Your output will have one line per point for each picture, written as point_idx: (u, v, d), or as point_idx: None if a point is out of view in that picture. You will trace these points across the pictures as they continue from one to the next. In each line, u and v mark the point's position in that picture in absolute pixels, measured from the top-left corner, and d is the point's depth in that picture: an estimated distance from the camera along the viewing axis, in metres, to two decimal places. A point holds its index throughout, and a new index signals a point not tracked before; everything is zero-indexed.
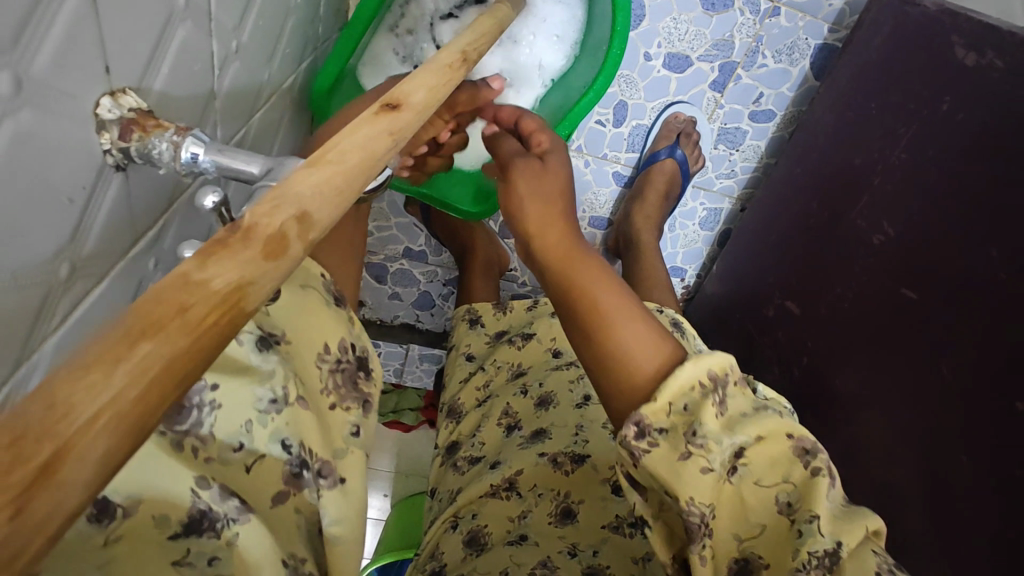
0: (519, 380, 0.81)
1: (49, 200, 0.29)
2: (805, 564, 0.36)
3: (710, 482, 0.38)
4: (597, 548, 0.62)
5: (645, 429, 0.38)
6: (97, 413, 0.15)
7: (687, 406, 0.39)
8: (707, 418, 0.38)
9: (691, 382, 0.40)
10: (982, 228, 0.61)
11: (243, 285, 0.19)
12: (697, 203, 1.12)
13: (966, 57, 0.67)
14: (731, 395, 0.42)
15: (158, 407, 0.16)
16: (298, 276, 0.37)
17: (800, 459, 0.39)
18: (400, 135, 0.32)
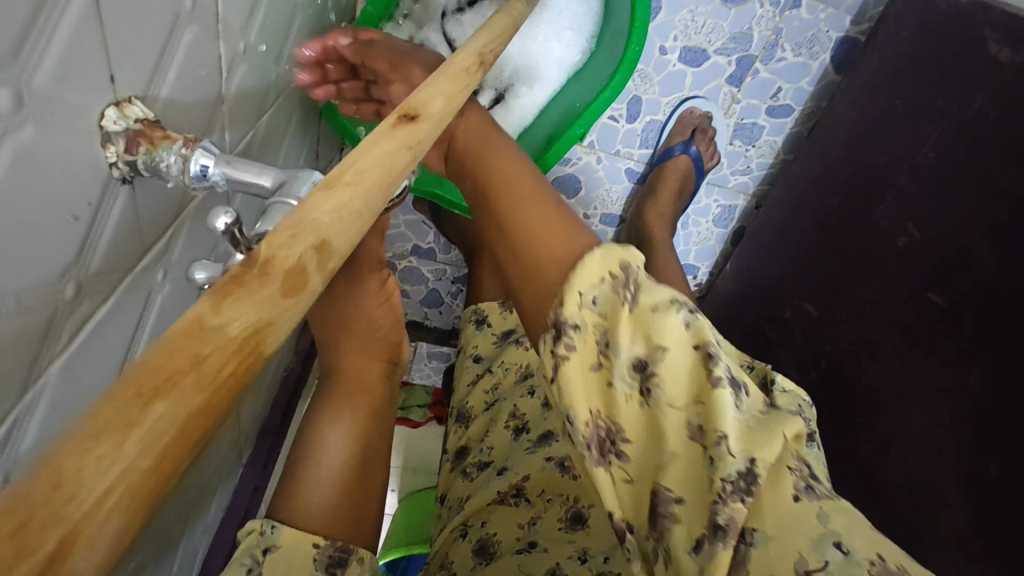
0: (526, 382, 0.79)
1: (55, 219, 0.28)
2: (720, 494, 0.32)
3: (619, 397, 0.35)
4: (608, 554, 0.57)
5: (565, 331, 0.36)
6: (107, 490, 0.13)
7: (594, 302, 0.36)
8: (620, 324, 0.35)
9: (595, 278, 0.36)
10: (1015, 232, 0.59)
11: (261, 327, 0.18)
12: (711, 200, 1.10)
13: (1000, 53, 0.65)
14: (645, 293, 0.36)
15: (172, 473, 0.15)
16: (279, 559, 0.44)
17: (712, 370, 0.33)
18: (419, 148, 0.31)
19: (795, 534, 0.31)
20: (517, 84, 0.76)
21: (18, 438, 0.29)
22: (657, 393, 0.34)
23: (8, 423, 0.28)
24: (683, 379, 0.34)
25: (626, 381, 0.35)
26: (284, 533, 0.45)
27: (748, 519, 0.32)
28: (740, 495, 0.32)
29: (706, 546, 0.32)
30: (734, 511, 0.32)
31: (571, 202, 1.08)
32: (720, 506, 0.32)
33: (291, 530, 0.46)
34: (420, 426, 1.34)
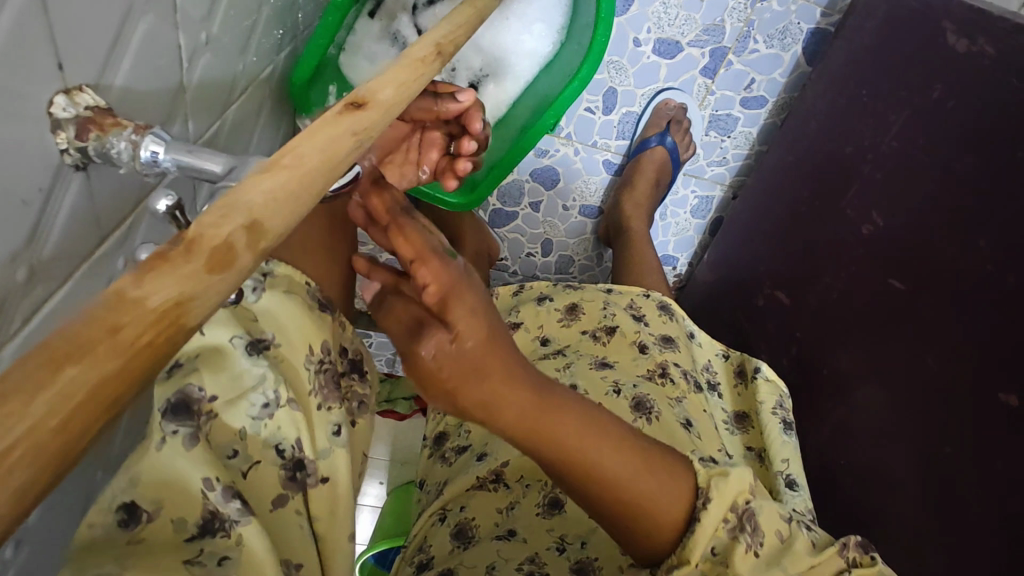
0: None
1: (4, 203, 0.28)
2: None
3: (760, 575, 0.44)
4: (585, 539, 0.62)
5: None
6: (12, 445, 0.14)
7: (714, 550, 0.44)
8: (738, 562, 0.43)
9: (716, 524, 0.44)
10: (970, 218, 0.61)
11: (183, 300, 0.19)
12: (688, 190, 1.12)
13: (958, 43, 0.66)
14: (761, 514, 0.46)
15: (84, 434, 0.16)
16: (279, 282, 0.46)
17: (845, 557, 0.46)
18: (365, 135, 0.31)
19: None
20: (488, 78, 0.77)
21: None
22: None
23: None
24: None
25: None
26: (282, 266, 0.47)
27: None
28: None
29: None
30: None
31: (550, 193, 1.09)
32: None
33: (287, 267, 0.48)
34: (405, 419, 1.35)
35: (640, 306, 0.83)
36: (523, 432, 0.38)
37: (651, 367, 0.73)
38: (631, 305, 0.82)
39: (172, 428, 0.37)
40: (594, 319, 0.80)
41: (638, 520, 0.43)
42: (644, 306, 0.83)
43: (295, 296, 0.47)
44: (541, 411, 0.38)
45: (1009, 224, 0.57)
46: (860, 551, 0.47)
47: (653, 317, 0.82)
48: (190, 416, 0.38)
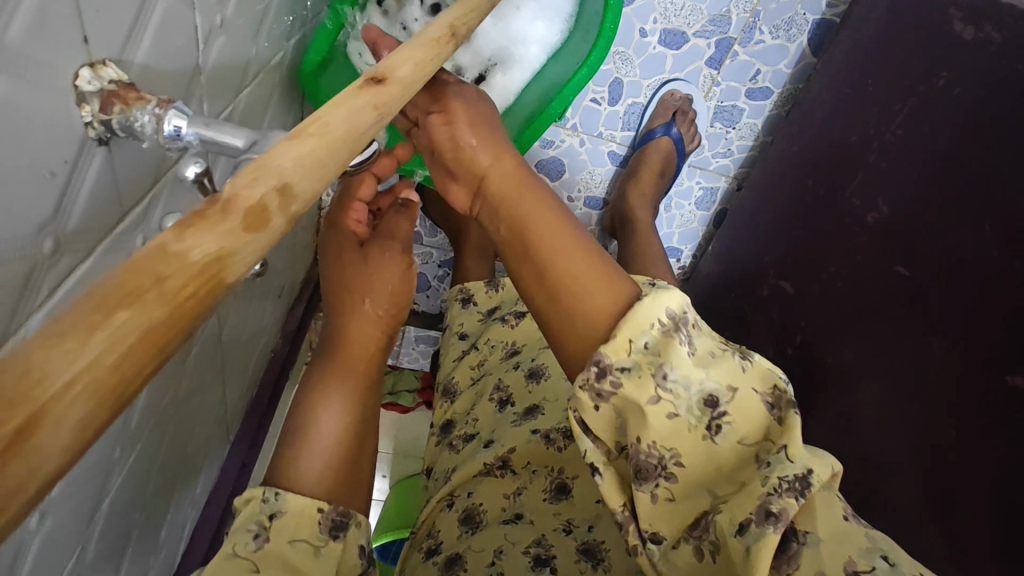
0: (512, 361, 0.80)
1: (32, 174, 0.29)
2: (776, 489, 0.34)
3: (678, 424, 0.37)
4: (591, 523, 0.62)
5: (607, 369, 0.38)
6: (72, 380, 0.15)
7: (648, 345, 0.38)
8: (670, 359, 0.37)
9: (646, 325, 0.38)
10: (976, 204, 0.61)
11: (222, 256, 0.19)
12: (693, 182, 1.12)
13: (965, 31, 0.66)
14: (695, 336, 0.39)
15: (135, 377, 0.16)
16: (283, 527, 0.48)
17: (773, 414, 0.37)
18: (385, 110, 0.32)
19: (844, 546, 0.34)
20: (495, 66, 0.77)
21: None
22: (723, 426, 0.37)
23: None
24: (738, 407, 0.37)
25: (694, 415, 0.37)
26: (286, 498, 0.49)
27: (796, 524, 0.35)
28: (795, 501, 0.34)
29: (751, 529, 0.34)
30: (789, 505, 0.34)
31: (555, 184, 1.09)
32: (775, 497, 0.34)
33: None
34: (409, 412, 1.35)
35: None
36: (505, 198, 0.46)
37: None
38: None
39: None
40: None
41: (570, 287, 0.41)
42: None
43: (300, 536, 0.48)
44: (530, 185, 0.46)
45: (1014, 209, 0.57)
46: (784, 404, 0.37)
47: None
48: None
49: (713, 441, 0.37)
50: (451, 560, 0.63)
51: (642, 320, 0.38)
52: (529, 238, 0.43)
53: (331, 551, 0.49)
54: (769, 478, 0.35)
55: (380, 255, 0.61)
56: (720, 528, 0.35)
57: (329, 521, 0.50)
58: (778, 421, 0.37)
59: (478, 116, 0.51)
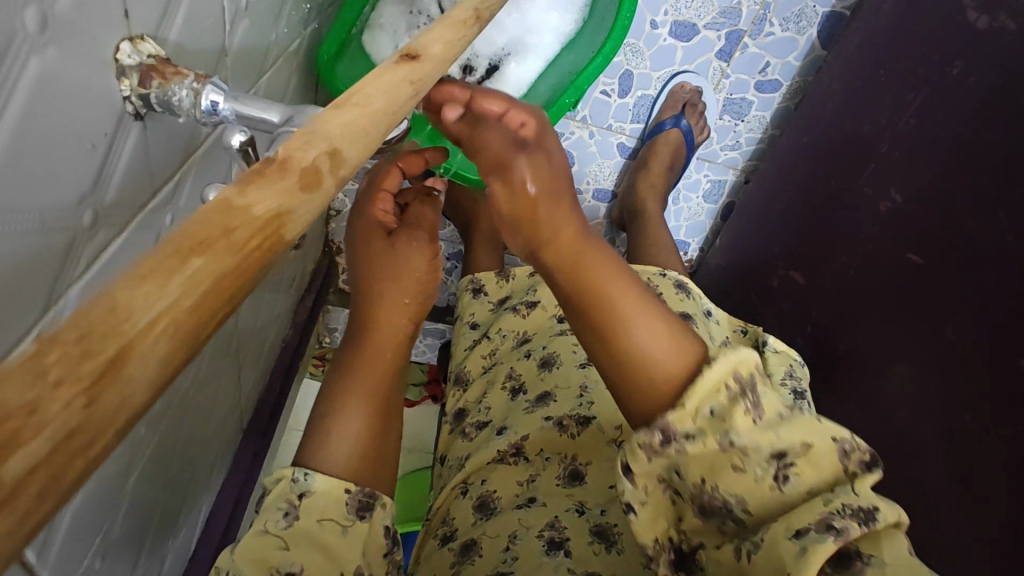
0: (524, 350, 0.80)
1: (75, 145, 0.29)
2: (838, 509, 0.36)
3: (745, 480, 0.39)
4: (605, 507, 0.61)
5: (671, 435, 0.39)
6: (154, 319, 0.15)
7: (712, 412, 0.40)
8: (738, 423, 0.39)
9: (715, 386, 0.40)
10: (990, 191, 0.61)
11: (282, 213, 0.20)
12: (701, 175, 1.13)
13: (978, 21, 0.67)
14: (763, 394, 0.41)
15: (208, 321, 0.17)
16: (312, 507, 0.49)
17: (843, 465, 0.39)
18: (420, 85, 0.32)
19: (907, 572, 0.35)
20: (508, 57, 0.77)
21: None
22: (791, 476, 0.38)
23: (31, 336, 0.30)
24: (808, 464, 0.38)
25: (763, 468, 0.38)
26: (316, 481, 0.50)
27: (861, 546, 0.36)
28: (859, 526, 0.36)
29: (809, 533, 0.36)
30: (849, 525, 0.36)
31: None
32: (837, 514, 0.36)
33: None
34: (416, 405, 1.35)
35: (657, 284, 0.83)
36: (568, 258, 0.45)
37: None
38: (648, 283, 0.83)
39: None
40: None
41: (629, 351, 0.42)
42: (661, 283, 0.84)
43: (327, 516, 0.49)
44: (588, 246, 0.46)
45: None
46: (863, 466, 0.39)
47: (670, 294, 0.82)
48: None
49: (780, 490, 0.38)
50: (465, 547, 0.62)
51: (709, 388, 0.40)
52: (589, 287, 0.44)
53: (357, 532, 0.50)
54: (833, 501, 0.37)
55: (408, 247, 0.59)
56: (773, 536, 0.37)
57: (357, 503, 0.51)
58: (846, 476, 0.38)
59: (540, 158, 0.48)
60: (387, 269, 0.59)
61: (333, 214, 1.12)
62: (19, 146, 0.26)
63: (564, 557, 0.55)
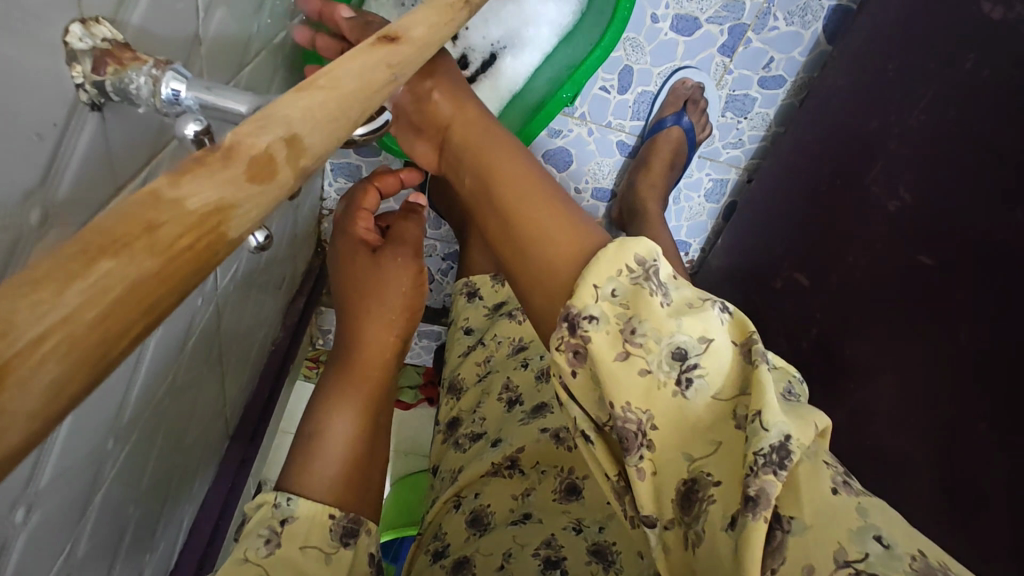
0: (522, 358, 0.77)
1: (16, 136, 0.26)
2: (751, 466, 0.31)
3: (649, 382, 0.35)
4: (603, 524, 0.57)
5: (575, 326, 0.36)
6: (43, 334, 0.13)
7: (613, 296, 0.36)
8: (640, 314, 0.35)
9: (611, 274, 0.36)
10: (1004, 189, 0.59)
11: (223, 207, 0.17)
12: (702, 173, 1.10)
13: (993, 11, 0.64)
14: (671, 289, 0.37)
15: (122, 333, 0.14)
16: (295, 531, 0.49)
17: (758, 364, 0.34)
18: (398, 70, 0.29)
19: (831, 527, 0.30)
20: (504, 50, 0.75)
21: None
22: (697, 378, 0.34)
23: None
24: (718, 382, 0.34)
25: (663, 371, 0.34)
26: (301, 505, 0.50)
27: (782, 509, 0.31)
28: (781, 476, 0.31)
29: (742, 519, 0.31)
30: (767, 482, 0.31)
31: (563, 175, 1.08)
32: (751, 476, 0.31)
33: None
34: (411, 408, 1.33)
35: None
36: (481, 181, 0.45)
37: None
38: None
39: None
40: None
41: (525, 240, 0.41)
42: None
43: (310, 540, 0.49)
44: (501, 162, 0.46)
45: None
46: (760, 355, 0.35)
47: None
48: None
49: (684, 397, 0.34)
50: (457, 564, 0.59)
51: (607, 269, 0.36)
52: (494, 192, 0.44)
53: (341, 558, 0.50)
54: (758, 442, 0.32)
55: (393, 262, 0.58)
56: (708, 514, 0.33)
57: (339, 530, 0.51)
58: (751, 375, 0.34)
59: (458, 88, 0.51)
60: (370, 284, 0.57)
61: (326, 212, 1.10)
62: None
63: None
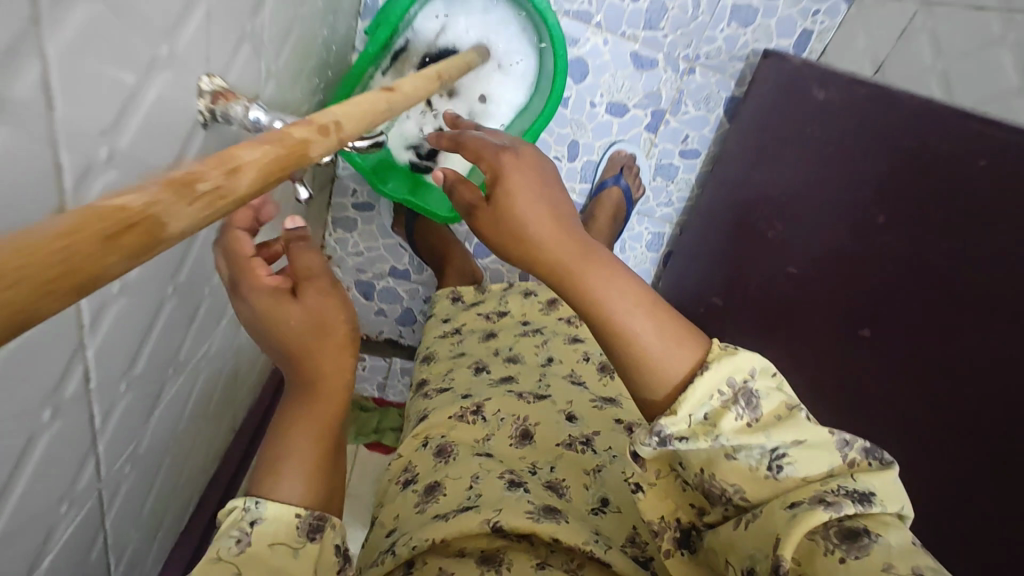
0: (489, 343, 0.81)
1: (171, 132, 0.46)
2: (831, 489, 0.39)
3: (740, 468, 0.42)
4: (553, 463, 0.59)
5: (666, 436, 0.43)
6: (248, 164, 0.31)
7: (705, 416, 0.43)
8: (727, 426, 0.42)
9: (709, 391, 0.43)
10: (834, 210, 0.80)
11: (308, 140, 0.36)
12: (642, 227, 1.31)
13: (821, 93, 0.90)
14: (761, 397, 0.44)
15: (272, 175, 0.33)
16: (265, 531, 0.40)
17: (842, 455, 0.41)
18: (393, 105, 0.50)
19: (908, 551, 0.36)
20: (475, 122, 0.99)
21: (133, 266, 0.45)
22: (786, 465, 0.41)
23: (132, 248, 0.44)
24: (806, 456, 0.41)
25: (754, 454, 0.42)
26: (268, 507, 0.40)
27: (868, 526, 0.38)
28: (853, 504, 0.38)
29: (801, 505, 0.39)
30: (842, 506, 0.38)
31: None
32: (830, 493, 0.39)
33: None
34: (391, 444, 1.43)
35: None
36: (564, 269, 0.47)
37: None
38: None
39: None
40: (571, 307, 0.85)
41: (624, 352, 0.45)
42: None
43: (281, 540, 0.40)
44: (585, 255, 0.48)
45: (858, 213, 0.76)
46: (862, 454, 0.41)
47: None
48: None
49: (775, 478, 0.41)
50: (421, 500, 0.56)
51: (700, 397, 0.43)
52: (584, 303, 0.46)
53: (309, 554, 0.40)
54: (828, 483, 0.40)
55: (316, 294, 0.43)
56: (771, 508, 0.40)
57: (308, 527, 0.41)
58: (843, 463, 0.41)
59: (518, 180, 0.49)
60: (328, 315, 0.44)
61: None
62: (147, 124, 0.42)
63: (523, 493, 0.53)
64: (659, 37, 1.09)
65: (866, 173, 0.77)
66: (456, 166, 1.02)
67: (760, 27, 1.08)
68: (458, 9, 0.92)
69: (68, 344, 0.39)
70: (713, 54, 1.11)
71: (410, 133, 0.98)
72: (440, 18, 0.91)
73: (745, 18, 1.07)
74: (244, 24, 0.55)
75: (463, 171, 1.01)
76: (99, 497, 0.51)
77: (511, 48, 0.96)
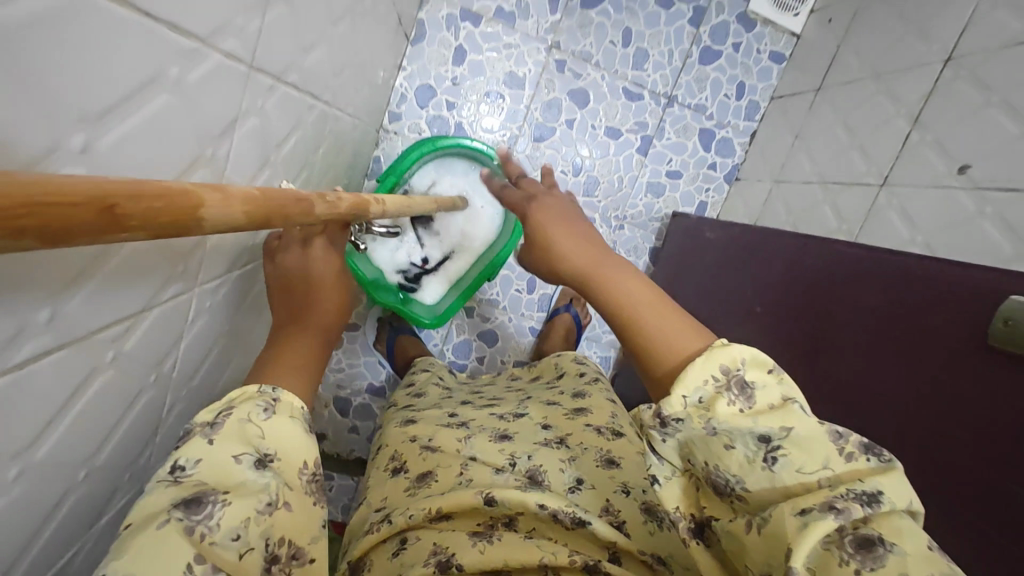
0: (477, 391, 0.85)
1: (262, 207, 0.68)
2: (839, 493, 0.36)
3: (736, 457, 0.40)
4: (530, 453, 0.62)
5: (665, 418, 0.44)
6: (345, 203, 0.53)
7: (700, 400, 0.44)
8: (720, 412, 0.43)
9: (702, 378, 0.44)
10: (734, 313, 1.04)
11: (369, 202, 0.59)
12: (592, 352, 1.51)
13: (714, 235, 1.21)
14: (755, 389, 0.44)
15: (354, 212, 0.54)
16: (285, 405, 0.50)
17: (838, 446, 0.38)
18: (408, 204, 0.74)
19: (921, 564, 0.33)
20: (454, 252, 1.25)
21: (221, 288, 0.63)
22: (780, 458, 0.39)
23: (223, 276, 0.63)
24: (809, 451, 0.38)
25: (751, 447, 0.40)
26: (281, 393, 0.51)
27: (883, 534, 0.35)
28: (862, 506, 0.35)
29: (813, 512, 0.36)
30: (851, 507, 0.35)
31: (491, 349, 1.45)
32: (839, 497, 0.36)
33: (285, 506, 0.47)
34: None
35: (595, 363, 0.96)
36: (587, 269, 0.55)
37: (587, 377, 0.83)
38: (577, 358, 0.91)
39: (177, 514, 0.41)
40: (551, 368, 0.91)
41: (634, 327, 0.50)
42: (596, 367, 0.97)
43: (293, 421, 0.50)
44: (605, 255, 0.56)
45: (749, 311, 1.00)
46: (861, 447, 0.38)
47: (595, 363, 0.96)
48: (198, 508, 0.42)
49: (771, 471, 0.38)
50: (420, 479, 0.60)
51: (694, 378, 0.44)
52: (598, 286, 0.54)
53: (312, 444, 0.51)
54: (836, 486, 0.37)
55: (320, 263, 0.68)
56: (780, 512, 0.37)
57: (307, 419, 0.52)
58: (846, 458, 0.38)
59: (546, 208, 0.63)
60: (313, 277, 0.66)
61: None
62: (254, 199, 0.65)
63: (510, 471, 0.59)
64: (594, 200, 1.43)
65: (749, 282, 1.02)
66: (438, 287, 1.25)
67: (668, 197, 1.45)
68: (445, 172, 1.23)
69: (178, 327, 0.55)
70: (637, 215, 1.45)
71: (400, 260, 1.22)
72: (430, 177, 1.21)
73: (657, 190, 1.44)
74: (305, 159, 0.81)
75: (441, 292, 1.25)
76: (133, 496, 0.59)
77: (485, 199, 1.25)
